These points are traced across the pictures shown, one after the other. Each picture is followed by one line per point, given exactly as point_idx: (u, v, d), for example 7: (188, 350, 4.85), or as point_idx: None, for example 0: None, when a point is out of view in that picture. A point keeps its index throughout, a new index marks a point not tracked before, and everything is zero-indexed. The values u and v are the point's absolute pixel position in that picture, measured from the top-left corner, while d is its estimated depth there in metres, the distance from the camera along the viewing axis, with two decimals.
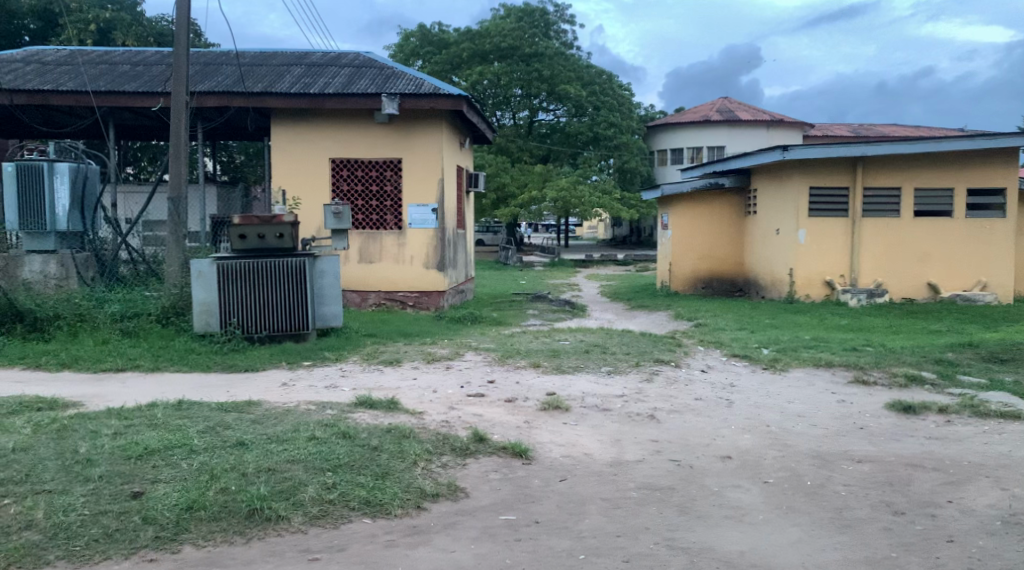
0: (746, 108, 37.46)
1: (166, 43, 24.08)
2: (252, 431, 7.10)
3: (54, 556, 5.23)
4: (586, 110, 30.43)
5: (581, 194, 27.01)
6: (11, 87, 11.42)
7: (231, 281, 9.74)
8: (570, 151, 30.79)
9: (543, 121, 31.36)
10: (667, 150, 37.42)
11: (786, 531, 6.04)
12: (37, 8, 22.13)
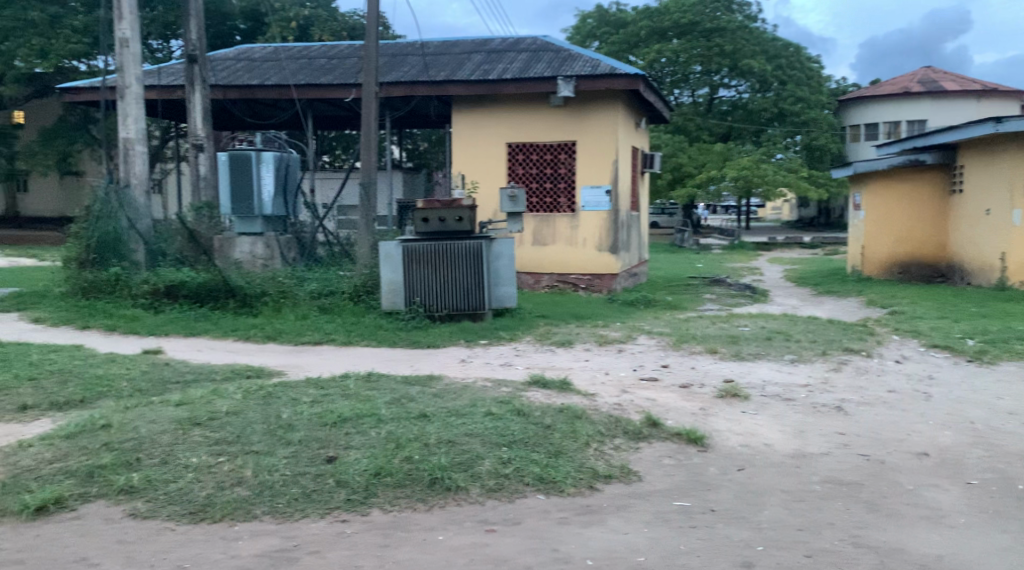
0: (956, 77, 34.62)
1: (358, 36, 25.37)
2: (434, 404, 7.39)
3: (261, 511, 5.47)
4: (771, 84, 29.12)
5: (764, 173, 25.91)
6: (225, 84, 12.58)
7: (413, 261, 10.22)
8: (753, 128, 29.36)
9: (724, 98, 30.03)
10: (862, 125, 34.63)
11: (993, 537, 5.54)
12: (246, 10, 24.13)
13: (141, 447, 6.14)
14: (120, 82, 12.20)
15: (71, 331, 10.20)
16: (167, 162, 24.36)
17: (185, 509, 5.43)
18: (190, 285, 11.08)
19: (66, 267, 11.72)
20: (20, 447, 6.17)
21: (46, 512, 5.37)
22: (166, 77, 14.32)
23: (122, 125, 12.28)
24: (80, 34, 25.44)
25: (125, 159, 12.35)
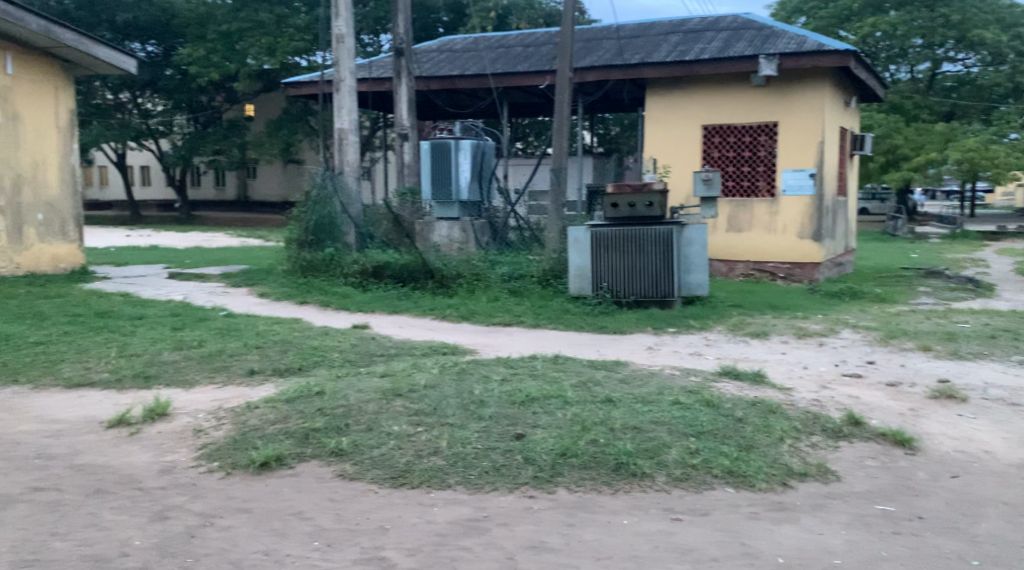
0: None
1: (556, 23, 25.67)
2: (620, 390, 7.33)
3: (454, 480, 5.63)
4: (1005, 57, 26.35)
5: (994, 155, 23.82)
6: (427, 75, 13.10)
7: (604, 245, 10.22)
8: (983, 105, 27.44)
9: (949, 72, 27.98)
10: None
11: None
12: (450, 2, 25.04)
13: (349, 413, 6.50)
14: (336, 76, 12.93)
15: (291, 305, 10.97)
16: (375, 151, 25.72)
17: (386, 474, 5.68)
18: (394, 266, 11.66)
19: (289, 248, 12.68)
20: (247, 408, 6.68)
21: (268, 467, 5.75)
22: (376, 70, 15.09)
23: (337, 116, 13.04)
24: (303, 31, 27.41)
25: (340, 149, 13.08)
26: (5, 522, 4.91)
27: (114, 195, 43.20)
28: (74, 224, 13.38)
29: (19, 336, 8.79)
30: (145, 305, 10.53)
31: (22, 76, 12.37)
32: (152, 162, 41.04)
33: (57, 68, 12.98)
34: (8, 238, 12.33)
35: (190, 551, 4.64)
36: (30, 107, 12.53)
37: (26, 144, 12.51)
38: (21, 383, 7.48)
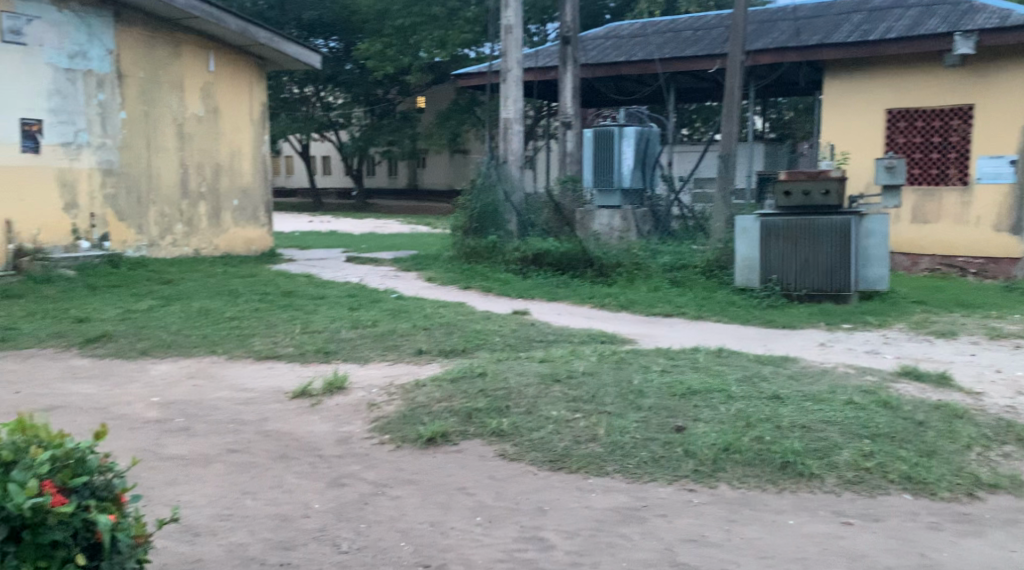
0: None
1: (727, 6, 25.02)
2: (789, 387, 7.03)
3: (612, 468, 5.57)
4: None
5: None
6: (593, 63, 13.22)
7: (775, 236, 9.86)
8: None
9: None
10: None
11: None
12: None
13: (510, 396, 6.56)
14: (504, 66, 13.10)
15: (456, 290, 11.20)
16: (540, 140, 25.94)
17: (545, 457, 5.69)
18: (554, 254, 11.64)
19: (455, 235, 13.02)
20: (416, 386, 6.88)
21: (435, 443, 5.91)
22: (543, 59, 15.15)
23: (503, 105, 13.21)
24: (471, 23, 27.63)
25: (505, 138, 13.22)
26: (202, 478, 5.27)
27: (299, 183, 45.73)
28: (265, 209, 14.19)
29: (216, 311, 9.43)
30: (325, 286, 11.08)
31: (222, 73, 13.18)
32: (332, 152, 43.12)
33: (250, 63, 13.70)
34: (209, 222, 13.15)
35: (363, 517, 4.81)
36: (229, 101, 13.33)
37: (225, 136, 13.33)
38: (218, 353, 8.03)
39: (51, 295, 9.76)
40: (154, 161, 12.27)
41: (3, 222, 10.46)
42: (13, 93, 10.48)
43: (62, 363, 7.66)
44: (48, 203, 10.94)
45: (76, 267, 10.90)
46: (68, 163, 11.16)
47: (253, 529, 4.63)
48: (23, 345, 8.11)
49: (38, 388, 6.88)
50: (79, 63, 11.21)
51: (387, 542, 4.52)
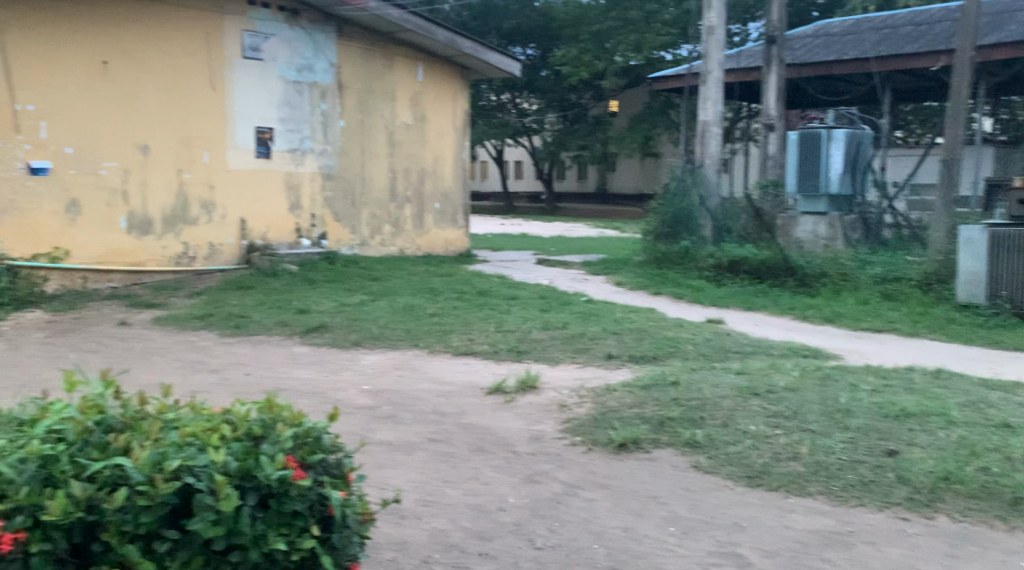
0: None
1: None
2: (1019, 415, 6.43)
3: (815, 489, 5.31)
4: None
5: None
6: (801, 62, 12.72)
7: (1005, 249, 9.08)
8: None
9: None
10: None
11: None
12: None
13: (705, 407, 6.43)
14: (704, 68, 12.84)
15: (646, 296, 11.09)
16: (735, 144, 25.28)
17: (742, 472, 5.53)
18: (751, 261, 11.34)
19: (645, 239, 12.92)
20: (606, 390, 6.89)
21: (627, 449, 5.88)
22: (745, 60, 14.77)
23: (702, 108, 12.96)
24: (670, 26, 27.18)
25: (702, 141, 12.92)
26: (406, 464, 5.54)
27: (492, 188, 46.94)
28: (463, 213, 14.77)
29: (418, 307, 9.87)
30: (518, 287, 11.32)
31: (430, 82, 13.83)
32: (523, 156, 43.94)
33: (456, 77, 14.36)
34: (414, 224, 13.79)
35: (556, 516, 4.88)
36: (435, 108, 13.96)
37: (431, 143, 13.97)
38: (419, 347, 8.41)
39: (277, 288, 10.55)
40: (368, 165, 13.01)
41: (238, 221, 11.49)
42: (252, 102, 11.47)
43: (284, 350, 8.28)
44: (275, 203, 11.88)
45: (298, 262, 11.66)
46: (294, 168, 12.03)
47: (453, 517, 4.80)
48: (252, 332, 8.83)
49: (262, 371, 7.47)
50: (306, 76, 12.06)
51: (580, 542, 4.56)
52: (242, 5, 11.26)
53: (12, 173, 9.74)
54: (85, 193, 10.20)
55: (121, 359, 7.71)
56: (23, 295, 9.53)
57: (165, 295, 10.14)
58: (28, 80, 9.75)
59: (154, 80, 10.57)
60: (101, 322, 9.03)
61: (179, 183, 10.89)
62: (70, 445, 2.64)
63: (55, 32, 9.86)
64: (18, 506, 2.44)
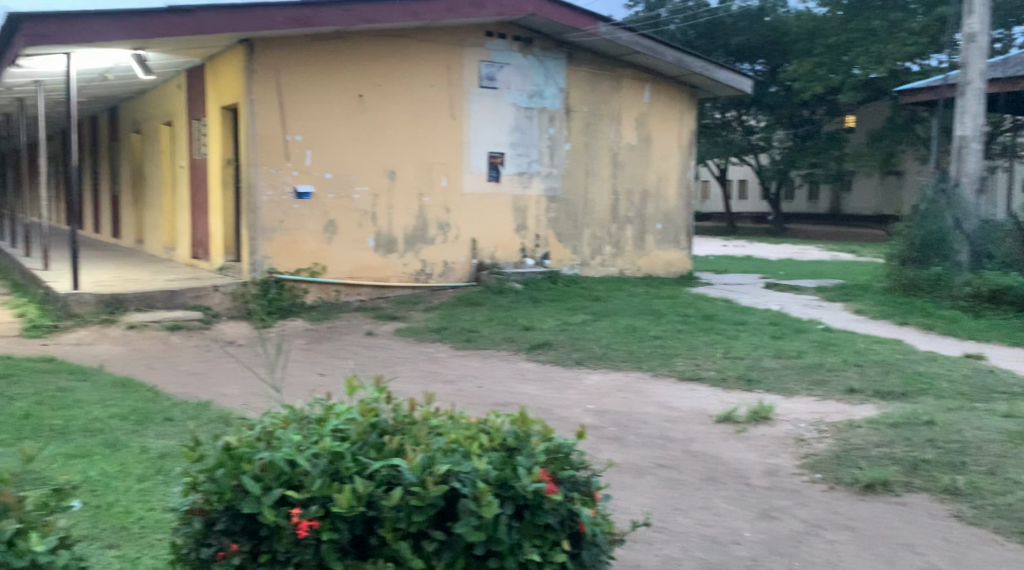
0: None
1: None
2: None
3: None
4: None
5: None
6: None
7: None
8: None
9: None
10: None
11: None
12: None
13: (967, 451, 5.88)
14: (964, 78, 11.81)
15: (891, 325, 10.34)
16: (993, 160, 23.41)
17: (1013, 527, 4.96)
18: (1017, 290, 10.42)
19: (889, 264, 12.14)
20: (849, 426, 6.50)
21: (875, 490, 5.50)
22: (1011, 69, 13.41)
23: (960, 122, 11.93)
24: (918, 34, 24.91)
25: (958, 159, 11.99)
26: (634, 487, 5.50)
27: (714, 207, 45.99)
28: (687, 234, 14.34)
29: (642, 329, 9.81)
30: (746, 312, 10.94)
31: (656, 103, 13.64)
32: (749, 177, 42.65)
33: (685, 94, 13.99)
34: (635, 245, 13.64)
35: (797, 555, 4.65)
36: (660, 128, 13.73)
37: (655, 163, 13.76)
38: (644, 369, 8.35)
39: (504, 304, 10.88)
40: (591, 188, 13.11)
41: (470, 240, 12.00)
42: (485, 129, 11.99)
43: (513, 365, 8.51)
44: (504, 225, 12.31)
45: (522, 281, 11.92)
46: (521, 191, 12.41)
47: (686, 545, 4.72)
48: (482, 346, 9.16)
49: (492, 385, 7.70)
50: (536, 102, 12.45)
51: None
52: (481, 37, 11.82)
53: (284, 198, 10.60)
54: (341, 214, 10.98)
55: (366, 366, 8.26)
56: (287, 307, 10.50)
57: (404, 308, 10.77)
58: (298, 113, 10.61)
59: (403, 110, 11.29)
60: (350, 331, 9.73)
61: (419, 207, 11.54)
62: (352, 444, 2.88)
63: (323, 70, 10.71)
64: (313, 496, 2.70)
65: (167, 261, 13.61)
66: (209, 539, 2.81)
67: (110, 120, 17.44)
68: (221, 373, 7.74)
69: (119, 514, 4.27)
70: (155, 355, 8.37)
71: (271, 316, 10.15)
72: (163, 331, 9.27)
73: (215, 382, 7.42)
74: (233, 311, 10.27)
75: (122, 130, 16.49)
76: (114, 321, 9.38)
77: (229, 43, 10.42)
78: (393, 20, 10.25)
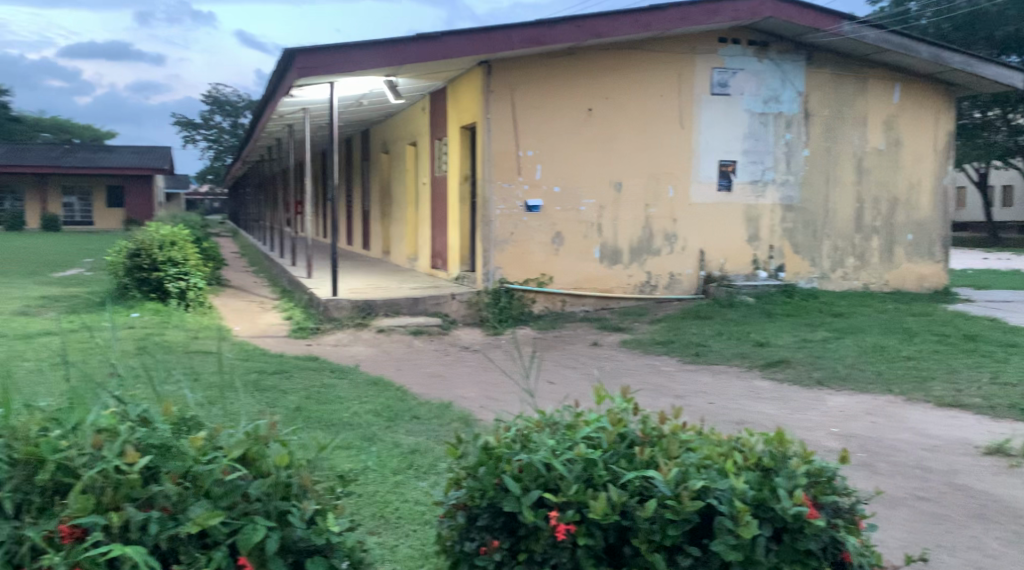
0: None
1: None
2: None
3: None
4: None
5: None
6: None
7: None
8: None
9: None
10: None
11: None
12: None
13: None
14: None
15: None
16: None
17: None
18: None
19: None
20: None
21: None
22: None
23: None
24: None
25: None
26: (889, 519, 5.16)
27: (972, 217, 42.33)
28: (943, 244, 13.07)
29: (892, 348, 9.18)
30: (1017, 333, 9.91)
31: (907, 103, 12.63)
32: (1015, 183, 38.82)
33: (941, 92, 12.78)
34: (882, 257, 12.70)
35: None
36: (914, 131, 12.71)
37: (907, 168, 12.74)
38: (896, 393, 7.81)
39: (735, 318, 10.57)
40: (832, 194, 12.38)
41: (697, 252, 11.76)
42: (717, 137, 11.71)
43: (748, 382, 8.26)
44: (735, 236, 11.95)
45: (754, 294, 11.50)
46: (754, 200, 11.98)
47: None
48: (716, 361, 8.97)
49: (727, 401, 7.52)
50: (772, 107, 11.95)
51: None
52: (714, 43, 11.58)
53: (514, 211, 10.95)
54: (567, 226, 11.17)
55: (598, 376, 8.36)
56: (516, 315, 10.79)
57: (629, 320, 10.75)
58: (530, 129, 10.94)
59: (632, 122, 11.32)
60: (576, 341, 9.87)
61: (646, 217, 11.48)
62: (604, 453, 2.96)
63: (554, 86, 10.98)
64: (569, 499, 2.82)
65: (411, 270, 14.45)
66: (471, 534, 2.98)
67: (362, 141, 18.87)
68: (462, 377, 8.14)
69: (379, 503, 4.63)
70: (401, 357, 8.95)
71: (501, 325, 10.50)
72: (407, 335, 9.90)
73: (455, 385, 7.80)
74: (468, 318, 10.79)
75: (374, 149, 17.75)
76: (366, 325, 10.14)
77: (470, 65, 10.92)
78: (624, 32, 10.27)
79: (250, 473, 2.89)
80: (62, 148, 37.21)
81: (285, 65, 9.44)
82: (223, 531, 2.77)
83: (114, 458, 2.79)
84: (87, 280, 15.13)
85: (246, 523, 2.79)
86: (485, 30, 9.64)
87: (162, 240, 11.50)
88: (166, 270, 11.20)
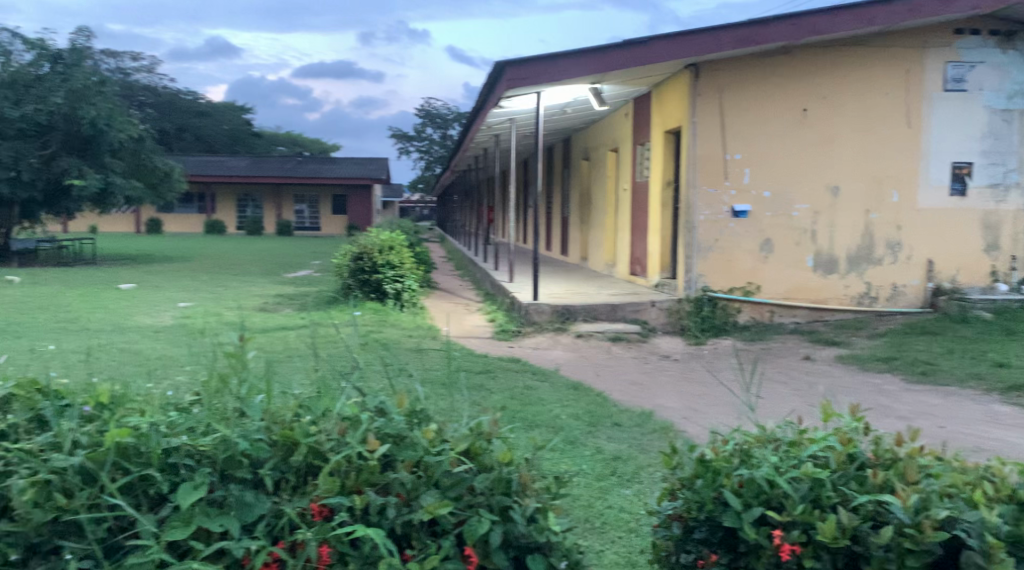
0: None
1: None
2: None
3: None
4: None
5: None
6: None
7: None
8: None
9: None
10: None
11: None
12: None
13: None
14: None
15: None
16: None
17: None
18: None
19: None
20: None
21: None
22: None
23: None
24: None
25: None
26: None
27: None
28: None
29: None
30: None
31: None
32: None
33: None
34: None
35: None
36: None
37: None
38: None
39: (969, 336, 9.63)
40: None
41: (924, 261, 10.77)
42: (950, 136, 10.68)
43: (983, 406, 7.55)
44: (971, 245, 10.82)
45: (993, 309, 10.30)
46: (993, 205, 10.79)
47: None
48: (944, 382, 8.27)
49: (960, 427, 6.91)
50: (1017, 103, 10.72)
51: None
52: (948, 36, 10.55)
53: (720, 217, 10.60)
54: (777, 232, 10.64)
55: (812, 391, 7.95)
56: (720, 325, 10.49)
57: (847, 334, 10.08)
58: (739, 132, 10.53)
59: (852, 123, 10.57)
60: (787, 355, 9.45)
61: (866, 224, 10.68)
62: (833, 473, 2.84)
63: (766, 87, 10.48)
64: (795, 519, 2.72)
65: (611, 276, 14.41)
66: (687, 546, 2.97)
67: (565, 147, 19.08)
68: (662, 386, 8.02)
69: (585, 507, 4.66)
70: (601, 363, 8.96)
71: (704, 334, 10.25)
72: (606, 341, 9.93)
73: (656, 393, 7.71)
74: (669, 327, 10.59)
75: (575, 155, 17.92)
76: (565, 330, 10.28)
77: (676, 68, 10.72)
78: (845, 28, 9.66)
79: (475, 467, 3.03)
80: (296, 160, 40.39)
81: (494, 78, 9.75)
82: (451, 522, 2.94)
83: (357, 445, 3.01)
84: (315, 281, 16.34)
85: (471, 515, 2.94)
86: (692, 32, 9.40)
87: (383, 245, 12.18)
88: (385, 273, 11.87)
